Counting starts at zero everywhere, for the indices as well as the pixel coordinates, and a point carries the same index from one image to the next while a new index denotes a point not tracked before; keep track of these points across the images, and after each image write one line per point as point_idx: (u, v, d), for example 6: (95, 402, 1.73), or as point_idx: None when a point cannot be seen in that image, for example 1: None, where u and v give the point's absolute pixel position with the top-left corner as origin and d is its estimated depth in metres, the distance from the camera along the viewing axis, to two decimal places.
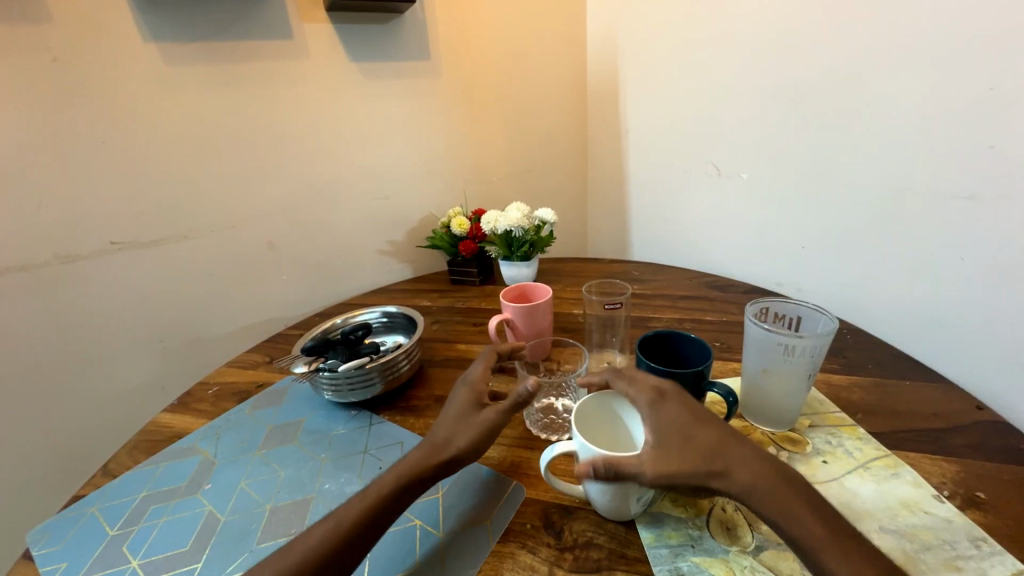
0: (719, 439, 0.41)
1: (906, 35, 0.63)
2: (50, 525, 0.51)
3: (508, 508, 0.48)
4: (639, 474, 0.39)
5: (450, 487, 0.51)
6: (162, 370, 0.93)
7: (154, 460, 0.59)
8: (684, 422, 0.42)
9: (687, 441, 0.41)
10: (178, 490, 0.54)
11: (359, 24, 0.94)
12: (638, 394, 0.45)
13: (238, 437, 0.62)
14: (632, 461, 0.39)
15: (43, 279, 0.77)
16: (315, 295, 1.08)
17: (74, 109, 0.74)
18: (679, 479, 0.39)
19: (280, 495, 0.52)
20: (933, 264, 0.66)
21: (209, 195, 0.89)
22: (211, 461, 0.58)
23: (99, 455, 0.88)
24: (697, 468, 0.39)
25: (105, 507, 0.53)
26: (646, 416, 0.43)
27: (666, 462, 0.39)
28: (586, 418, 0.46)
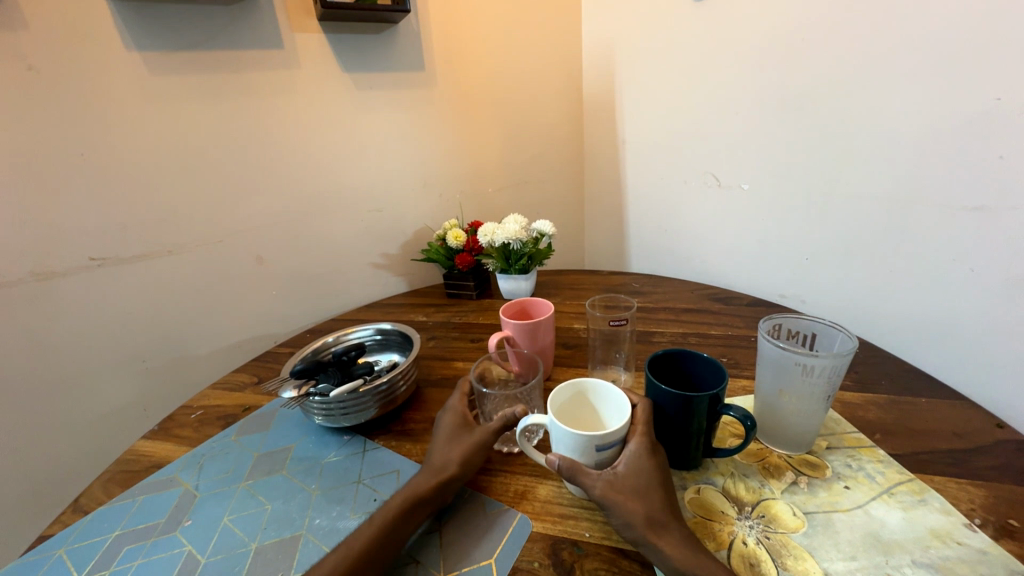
0: (671, 502, 0.42)
1: (909, 45, 0.62)
2: (10, 571, 0.47)
3: (514, 544, 0.44)
4: (590, 486, 0.42)
5: (451, 521, 0.47)
6: (144, 392, 0.88)
7: (129, 494, 0.55)
8: (655, 478, 0.43)
9: (645, 492, 0.42)
10: (156, 528, 0.50)
11: (352, 33, 0.92)
12: (638, 434, 0.45)
13: (222, 466, 0.58)
14: (592, 475, 0.42)
15: (15, 298, 0.72)
16: (306, 310, 1.05)
17: (54, 121, 0.71)
18: (621, 510, 0.41)
19: (266, 532, 0.48)
20: (942, 276, 0.64)
21: (195, 208, 0.86)
22: (192, 493, 0.54)
23: (75, 484, 0.83)
24: (638, 513, 0.40)
25: (74, 549, 0.49)
26: (631, 449, 0.44)
27: (613, 492, 0.42)
28: (562, 401, 0.48)
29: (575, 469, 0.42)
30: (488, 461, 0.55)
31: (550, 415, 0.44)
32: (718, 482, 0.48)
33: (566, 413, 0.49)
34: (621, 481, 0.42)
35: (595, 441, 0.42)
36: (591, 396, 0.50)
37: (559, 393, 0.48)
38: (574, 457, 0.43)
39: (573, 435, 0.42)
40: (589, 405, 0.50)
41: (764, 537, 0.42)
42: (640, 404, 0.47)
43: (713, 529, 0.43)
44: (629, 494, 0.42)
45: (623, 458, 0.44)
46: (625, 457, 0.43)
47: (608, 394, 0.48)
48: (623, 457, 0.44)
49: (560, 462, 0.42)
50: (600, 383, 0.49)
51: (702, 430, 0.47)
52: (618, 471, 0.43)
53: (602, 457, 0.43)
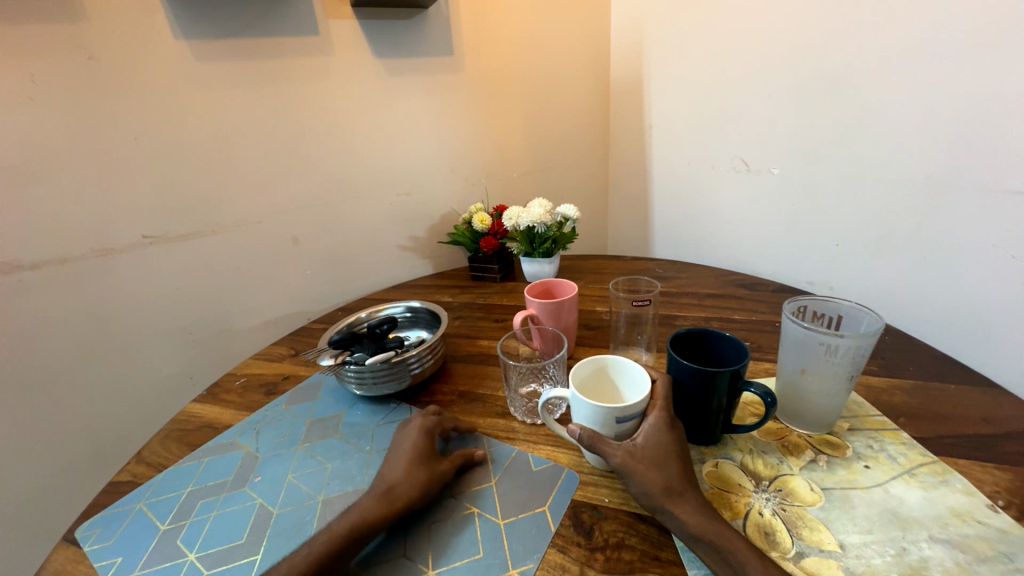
0: (687, 472, 0.44)
1: (955, 18, 0.59)
2: (99, 521, 0.51)
3: (564, 495, 0.48)
4: (611, 455, 0.44)
5: (503, 475, 0.51)
6: (190, 362, 0.94)
7: (195, 455, 0.60)
8: (673, 449, 0.44)
9: (662, 462, 0.43)
10: (227, 485, 0.55)
11: (382, 19, 0.94)
12: (658, 406, 0.46)
13: (279, 431, 0.63)
14: (612, 444, 0.44)
15: (78, 272, 0.79)
16: (337, 289, 1.09)
17: (110, 106, 0.76)
18: (640, 479, 0.42)
19: (330, 487, 0.52)
20: (978, 263, 0.63)
21: (236, 190, 0.90)
22: (255, 455, 0.59)
23: (132, 444, 0.90)
24: (655, 482, 0.42)
25: (153, 502, 0.53)
26: (650, 423, 0.45)
27: (633, 461, 0.43)
28: (583, 375, 0.50)
29: (597, 439, 0.44)
30: (512, 430, 0.58)
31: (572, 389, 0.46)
32: (737, 457, 0.50)
33: (586, 386, 0.51)
34: (640, 451, 0.44)
35: (616, 413, 0.44)
36: (611, 371, 0.52)
37: (581, 367, 0.50)
38: (595, 429, 0.45)
39: (595, 407, 0.44)
40: (609, 380, 0.52)
41: (781, 508, 0.44)
42: (658, 378, 0.48)
43: (729, 499, 0.45)
44: (648, 463, 0.43)
45: (643, 430, 0.45)
46: (644, 429, 0.45)
47: (627, 370, 0.50)
48: (642, 429, 0.46)
49: (581, 432, 0.44)
50: (621, 359, 0.50)
51: (722, 406, 0.48)
52: (637, 442, 0.45)
53: (621, 428, 0.45)
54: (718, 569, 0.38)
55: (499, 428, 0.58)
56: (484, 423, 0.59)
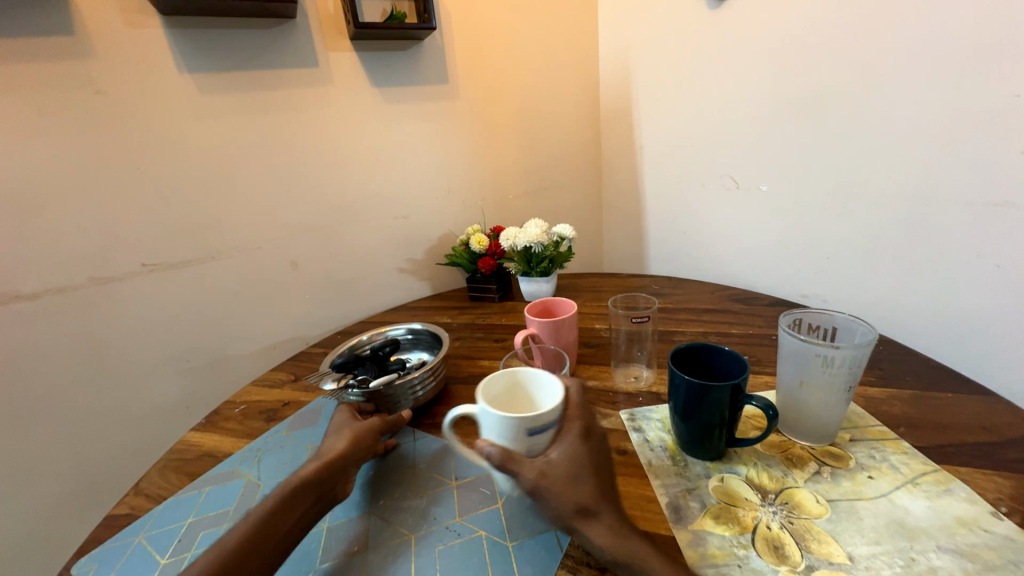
0: (603, 486, 0.44)
1: (923, 42, 0.64)
2: (96, 556, 0.50)
3: None
4: (521, 475, 0.43)
5: (509, 497, 0.51)
6: (186, 390, 0.93)
7: (195, 485, 0.59)
8: (587, 465, 0.44)
9: (575, 480, 0.43)
10: (229, 514, 0.54)
11: (381, 51, 0.98)
12: (573, 419, 0.46)
13: (281, 458, 0.62)
14: (523, 461, 0.43)
15: (77, 300, 0.79)
16: (336, 312, 1.09)
17: (115, 138, 0.78)
18: (551, 499, 0.42)
19: (335, 513, 0.52)
20: (964, 272, 0.65)
21: (236, 217, 0.92)
22: (256, 483, 0.58)
23: (126, 476, 0.88)
24: (568, 503, 0.42)
25: (152, 535, 0.52)
26: (564, 438, 0.45)
27: (546, 481, 0.43)
28: (494, 388, 0.48)
29: (508, 458, 0.42)
30: None
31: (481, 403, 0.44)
32: (742, 471, 0.50)
33: (498, 399, 0.49)
34: (554, 469, 0.43)
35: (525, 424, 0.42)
36: (525, 381, 0.50)
37: (490, 379, 0.48)
38: (505, 445, 0.43)
39: (504, 422, 0.42)
40: (525, 391, 0.50)
41: (788, 522, 0.44)
42: (570, 387, 0.48)
43: (736, 514, 0.45)
44: (559, 481, 0.43)
45: (558, 446, 0.44)
46: (560, 445, 0.44)
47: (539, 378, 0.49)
48: (557, 444, 0.45)
49: (491, 450, 0.42)
50: (533, 368, 0.49)
51: (724, 420, 0.49)
52: (552, 459, 0.44)
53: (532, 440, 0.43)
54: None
55: None
56: None
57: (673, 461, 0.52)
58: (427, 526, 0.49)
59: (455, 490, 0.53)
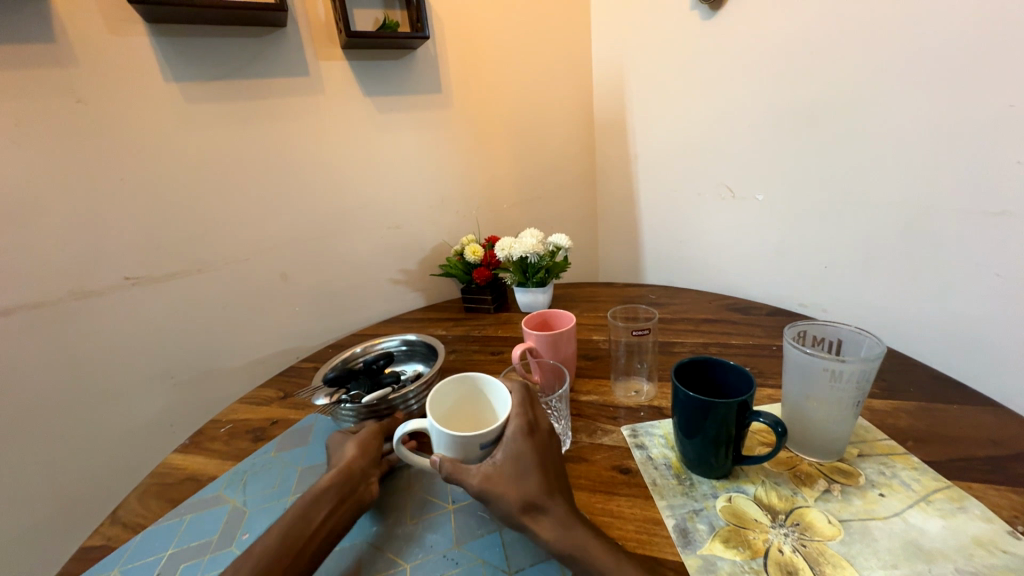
0: (550, 482, 0.45)
1: (917, 52, 0.64)
2: None
3: None
4: (467, 480, 0.45)
5: None
6: (170, 407, 0.90)
7: (176, 512, 0.56)
8: (530, 462, 0.45)
9: (520, 478, 0.45)
10: (211, 545, 0.51)
11: (373, 60, 0.97)
12: (514, 419, 0.47)
13: (267, 482, 0.59)
14: (469, 468, 0.45)
15: (55, 316, 0.76)
16: (327, 325, 1.06)
17: (97, 148, 0.75)
18: (496, 500, 0.44)
19: None
20: (964, 281, 0.65)
21: (224, 228, 0.89)
22: (241, 509, 0.55)
23: (105, 499, 0.84)
24: (513, 502, 0.43)
25: (128, 569, 0.49)
26: (507, 441, 0.46)
27: (491, 484, 0.44)
28: (443, 398, 0.51)
29: (455, 467, 0.45)
30: None
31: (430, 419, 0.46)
32: (750, 490, 0.48)
33: (449, 408, 0.52)
34: (498, 471, 0.45)
35: (476, 441, 0.45)
36: (474, 386, 0.53)
37: (439, 392, 0.50)
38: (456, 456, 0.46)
39: (449, 436, 0.45)
40: (478, 397, 0.53)
41: (801, 544, 0.42)
42: (513, 390, 0.50)
43: (746, 537, 0.43)
44: (504, 483, 0.44)
45: (503, 447, 0.46)
46: (503, 445, 0.46)
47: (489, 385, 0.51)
48: (501, 447, 0.46)
49: (441, 462, 0.45)
50: (481, 375, 0.52)
51: (731, 437, 0.47)
52: (496, 461, 0.45)
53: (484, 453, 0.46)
54: None
55: None
56: None
57: (679, 480, 0.51)
58: (422, 555, 0.46)
59: (452, 514, 0.50)
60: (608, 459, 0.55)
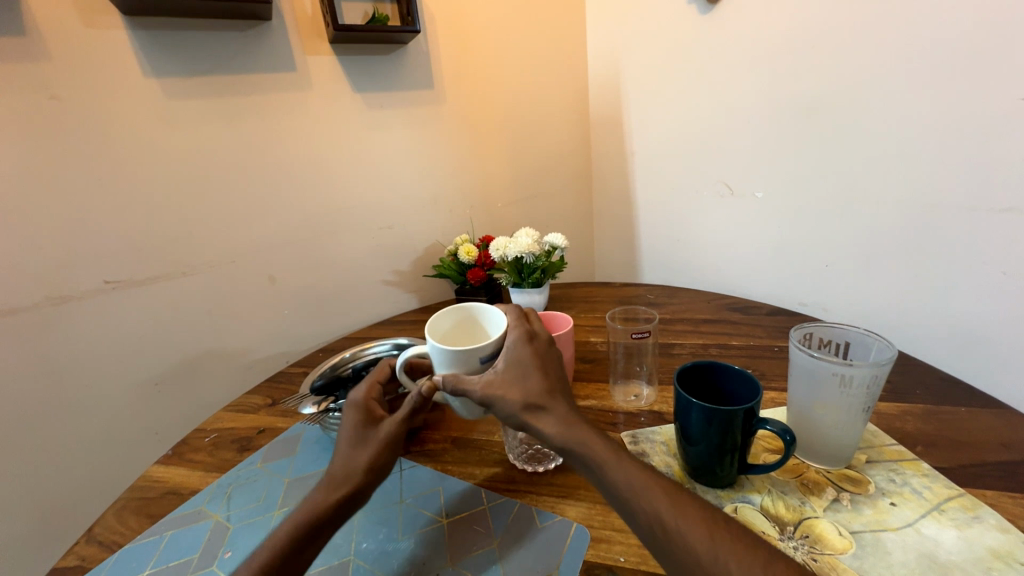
0: (552, 386, 0.46)
1: (923, 46, 0.63)
2: None
3: (575, 553, 0.44)
4: (470, 389, 0.44)
5: (505, 534, 0.47)
6: (155, 416, 0.87)
7: (155, 530, 0.53)
8: (532, 365, 0.46)
9: (522, 381, 0.45)
10: (191, 564, 0.48)
11: (363, 56, 0.94)
12: (512, 331, 0.47)
13: (252, 495, 0.56)
14: (470, 379, 0.45)
15: (30, 323, 0.73)
16: (316, 328, 1.04)
17: (73, 147, 0.72)
18: (499, 401, 0.44)
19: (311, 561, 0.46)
20: (969, 279, 0.63)
21: (209, 230, 0.86)
22: (224, 526, 0.52)
23: (87, 511, 0.81)
24: (515, 402, 0.44)
25: None
26: (507, 348, 0.46)
27: (493, 388, 0.44)
28: (441, 324, 0.49)
29: (457, 380, 0.44)
30: (511, 480, 0.53)
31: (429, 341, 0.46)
32: (756, 500, 0.46)
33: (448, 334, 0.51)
34: (500, 376, 0.45)
35: (476, 353, 0.44)
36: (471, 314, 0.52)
37: (436, 319, 0.49)
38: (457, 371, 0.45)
39: (448, 354, 0.44)
40: (476, 326, 0.52)
41: (812, 558, 0.40)
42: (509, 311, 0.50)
43: None
44: (505, 386, 0.44)
45: (503, 356, 0.46)
46: (503, 353, 0.46)
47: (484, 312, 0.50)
48: (500, 354, 0.46)
49: (440, 379, 0.45)
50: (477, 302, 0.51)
51: (737, 445, 0.45)
52: (498, 368, 0.45)
53: (485, 366, 0.46)
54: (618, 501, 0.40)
55: (497, 478, 0.54)
56: (481, 475, 0.55)
57: None
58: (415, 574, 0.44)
59: (446, 528, 0.48)
60: None
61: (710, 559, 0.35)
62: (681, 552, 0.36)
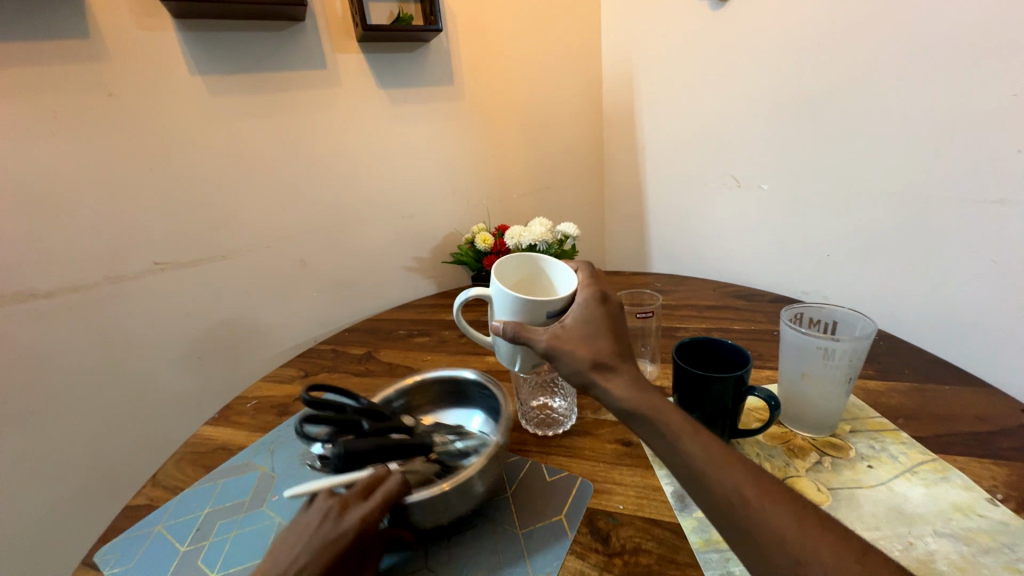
0: (617, 348, 0.48)
1: (922, 44, 0.66)
2: (116, 545, 0.52)
3: (579, 503, 0.49)
4: (536, 340, 0.48)
5: (517, 485, 0.52)
6: (197, 387, 0.95)
7: (211, 477, 0.60)
8: (601, 325, 0.48)
9: (591, 339, 0.48)
10: (244, 505, 0.56)
11: (387, 53, 0.99)
12: (583, 290, 0.50)
13: (293, 451, 0.63)
14: (535, 330, 0.48)
15: (92, 299, 0.81)
16: (342, 310, 1.11)
17: (129, 139, 0.80)
18: (566, 356, 0.47)
19: None
20: (964, 268, 0.67)
21: (246, 216, 0.93)
22: (271, 474, 0.60)
23: (140, 469, 0.91)
24: (583, 359, 0.47)
25: (170, 525, 0.54)
26: (578, 306, 0.49)
27: (560, 342, 0.48)
28: (509, 272, 0.54)
29: (521, 328, 0.48)
30: (522, 442, 0.59)
31: (499, 286, 0.49)
32: None
33: (510, 284, 0.55)
34: (567, 331, 0.48)
35: (545, 306, 0.48)
36: (537, 268, 0.56)
37: (504, 264, 0.53)
38: (522, 320, 0.49)
39: (516, 301, 0.48)
40: (541, 278, 0.56)
41: None
42: (580, 268, 0.53)
43: None
44: (573, 342, 0.47)
45: (571, 312, 0.49)
46: (572, 310, 0.49)
47: (555, 267, 0.54)
48: (570, 311, 0.49)
49: (506, 325, 0.48)
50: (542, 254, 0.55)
51: (728, 411, 0.50)
52: (565, 324, 0.48)
53: (551, 321, 0.49)
54: (692, 476, 0.39)
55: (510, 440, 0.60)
56: None
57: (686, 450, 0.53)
58: None
59: None
60: (611, 433, 0.59)
61: (797, 541, 0.34)
62: (758, 531, 0.35)
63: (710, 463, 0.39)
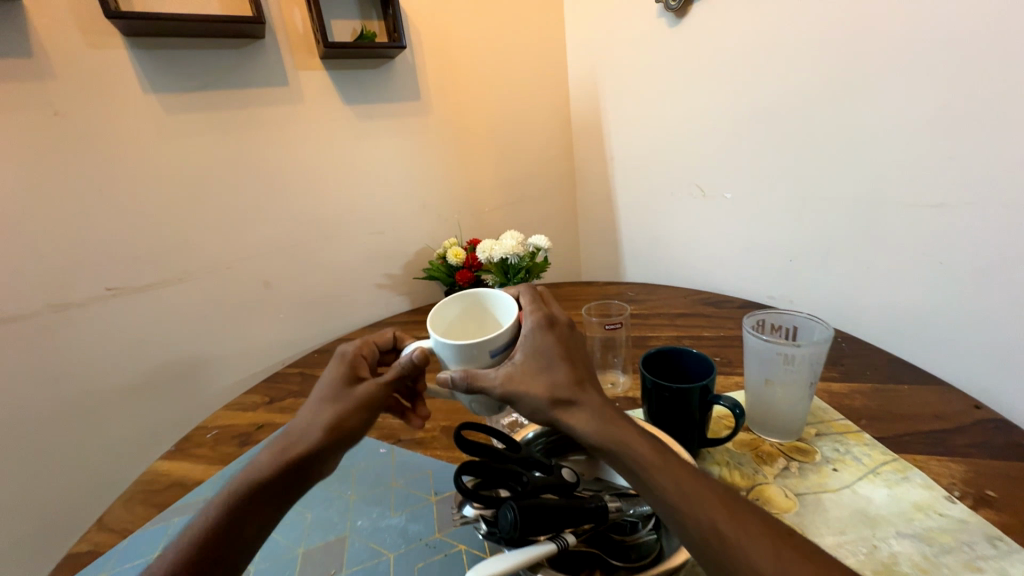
0: (578, 376, 0.43)
1: (862, 58, 0.69)
2: None
3: None
4: (490, 386, 0.42)
5: None
6: (155, 418, 0.90)
7: (163, 517, 0.57)
8: (554, 353, 0.43)
9: (546, 372, 0.43)
10: None
11: (351, 69, 0.98)
12: (528, 318, 0.45)
13: None
14: (486, 374, 0.43)
15: (36, 328, 0.77)
16: (311, 331, 1.07)
17: (76, 160, 0.76)
18: (523, 396, 0.42)
19: (310, 538, 0.51)
20: (913, 270, 0.69)
21: (206, 236, 0.90)
22: None
23: (91, 508, 0.85)
24: (541, 397, 0.41)
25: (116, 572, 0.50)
26: (524, 339, 0.44)
27: (513, 383, 0.42)
28: (448, 314, 0.49)
29: (470, 377, 0.43)
30: None
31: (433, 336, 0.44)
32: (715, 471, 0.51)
33: (454, 327, 0.50)
34: (518, 369, 0.42)
35: (486, 347, 0.42)
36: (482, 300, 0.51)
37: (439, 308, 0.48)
38: (469, 367, 0.44)
39: (454, 348, 0.43)
40: (486, 310, 0.51)
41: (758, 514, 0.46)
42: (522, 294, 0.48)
43: None
44: (526, 380, 0.42)
45: (518, 347, 0.44)
46: (519, 344, 0.43)
47: (493, 298, 0.49)
48: (518, 346, 0.43)
49: (454, 377, 0.43)
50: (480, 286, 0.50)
51: (695, 421, 0.50)
52: (516, 362, 0.43)
53: (499, 359, 0.44)
54: (670, 514, 0.36)
55: None
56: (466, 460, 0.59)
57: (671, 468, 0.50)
58: (407, 546, 0.49)
59: (435, 505, 0.54)
60: None
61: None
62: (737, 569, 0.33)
63: (681, 496, 0.37)
